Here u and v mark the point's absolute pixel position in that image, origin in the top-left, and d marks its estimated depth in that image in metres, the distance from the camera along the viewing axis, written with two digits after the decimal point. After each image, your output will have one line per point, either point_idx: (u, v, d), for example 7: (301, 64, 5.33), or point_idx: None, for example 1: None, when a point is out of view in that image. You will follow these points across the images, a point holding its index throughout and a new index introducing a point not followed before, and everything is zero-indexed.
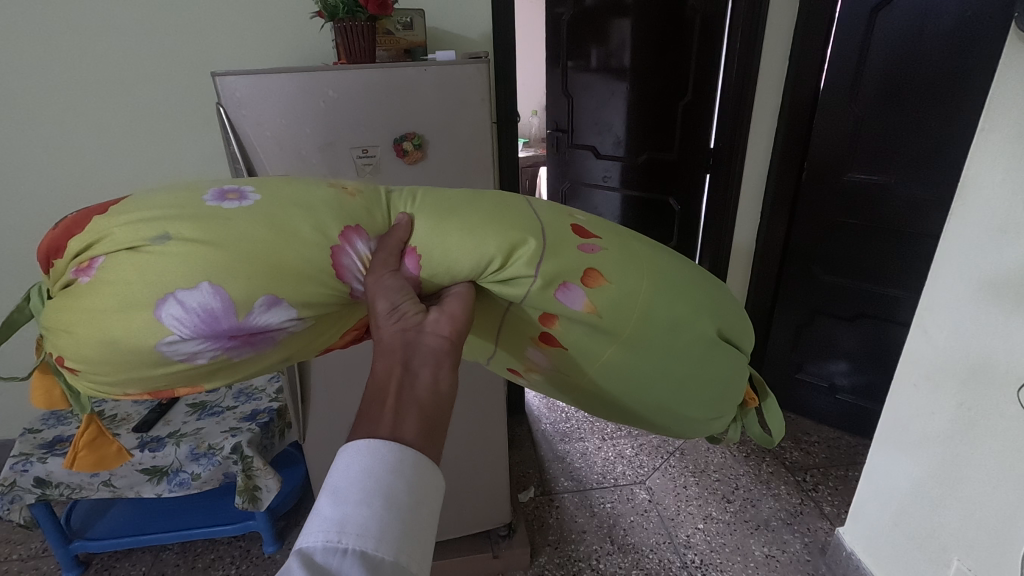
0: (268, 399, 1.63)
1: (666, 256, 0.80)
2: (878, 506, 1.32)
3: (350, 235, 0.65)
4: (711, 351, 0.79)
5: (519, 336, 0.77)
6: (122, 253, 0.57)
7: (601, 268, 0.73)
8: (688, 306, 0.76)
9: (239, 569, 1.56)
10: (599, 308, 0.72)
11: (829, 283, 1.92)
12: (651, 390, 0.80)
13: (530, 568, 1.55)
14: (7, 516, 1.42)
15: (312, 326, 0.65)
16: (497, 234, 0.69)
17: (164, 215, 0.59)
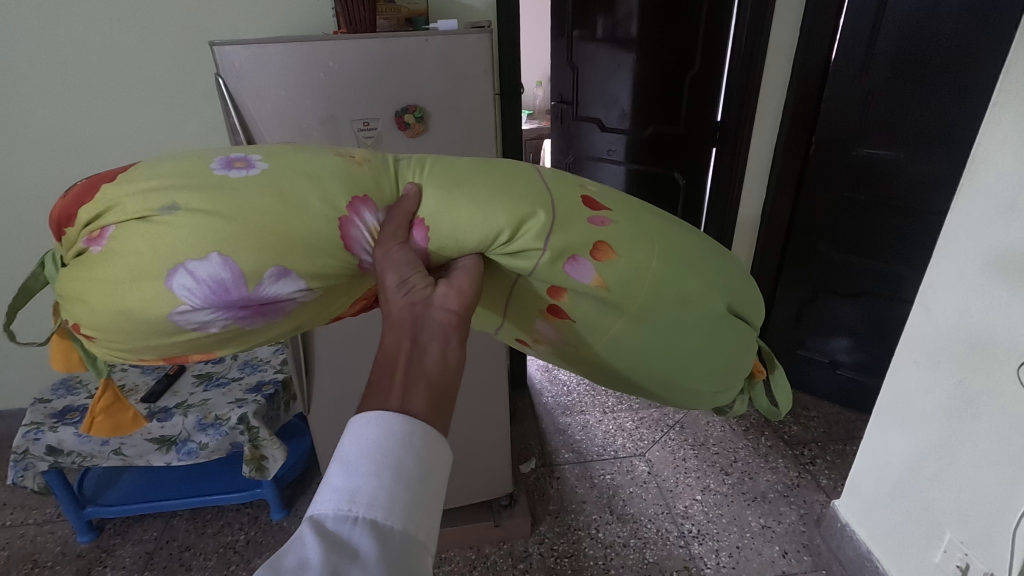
0: (273, 371, 1.65)
1: (677, 231, 0.80)
2: (873, 480, 1.34)
3: (359, 205, 0.64)
4: (719, 326, 0.79)
5: (527, 309, 0.77)
6: (131, 223, 0.57)
7: (611, 242, 0.73)
8: (696, 281, 0.76)
9: (248, 534, 1.60)
10: (609, 281, 0.72)
11: (834, 260, 1.91)
12: (659, 364, 0.80)
13: (531, 536, 1.59)
14: (21, 482, 1.45)
15: (320, 297, 0.65)
16: (507, 207, 0.68)
17: (172, 185, 0.59)
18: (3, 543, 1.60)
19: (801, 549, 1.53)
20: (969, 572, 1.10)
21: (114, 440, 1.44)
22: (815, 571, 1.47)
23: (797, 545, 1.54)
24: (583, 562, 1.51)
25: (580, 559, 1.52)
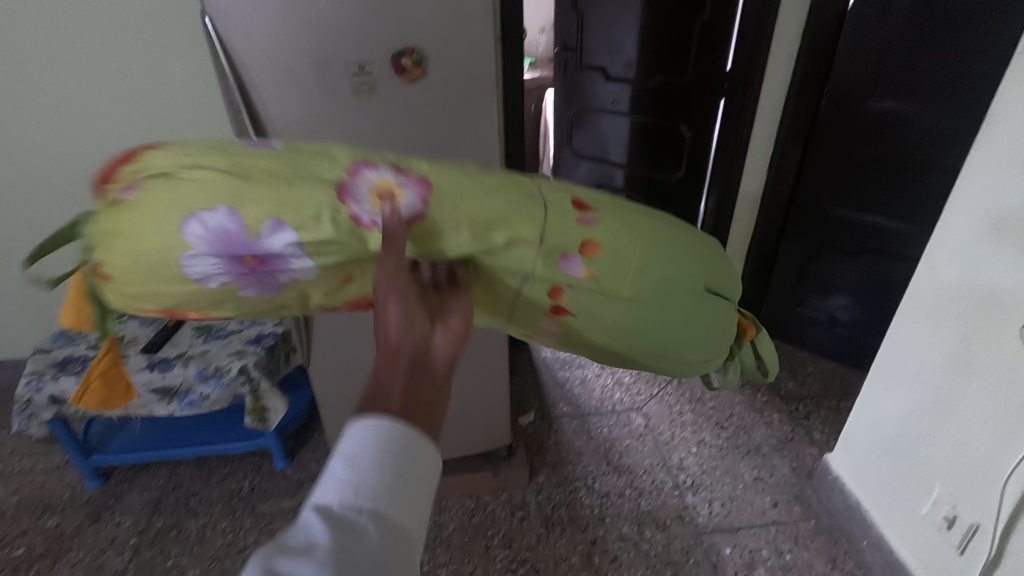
0: (272, 324, 1.64)
1: (653, 217, 0.78)
2: (866, 436, 1.36)
3: (367, 173, 0.64)
4: (704, 300, 0.79)
5: (530, 314, 0.76)
6: (146, 191, 0.60)
7: (597, 239, 0.72)
8: (680, 264, 0.76)
9: (252, 482, 1.64)
10: (597, 280, 0.73)
11: (839, 216, 1.88)
12: (657, 356, 0.80)
13: (529, 486, 1.63)
14: (26, 431, 1.47)
15: (318, 272, 0.64)
16: (485, 209, 0.67)
17: (190, 156, 0.61)
18: (14, 488, 1.64)
19: (791, 500, 1.57)
20: (956, 523, 1.13)
21: None
22: (804, 521, 1.51)
23: (788, 496, 1.58)
24: (579, 510, 1.55)
25: (577, 507, 1.56)
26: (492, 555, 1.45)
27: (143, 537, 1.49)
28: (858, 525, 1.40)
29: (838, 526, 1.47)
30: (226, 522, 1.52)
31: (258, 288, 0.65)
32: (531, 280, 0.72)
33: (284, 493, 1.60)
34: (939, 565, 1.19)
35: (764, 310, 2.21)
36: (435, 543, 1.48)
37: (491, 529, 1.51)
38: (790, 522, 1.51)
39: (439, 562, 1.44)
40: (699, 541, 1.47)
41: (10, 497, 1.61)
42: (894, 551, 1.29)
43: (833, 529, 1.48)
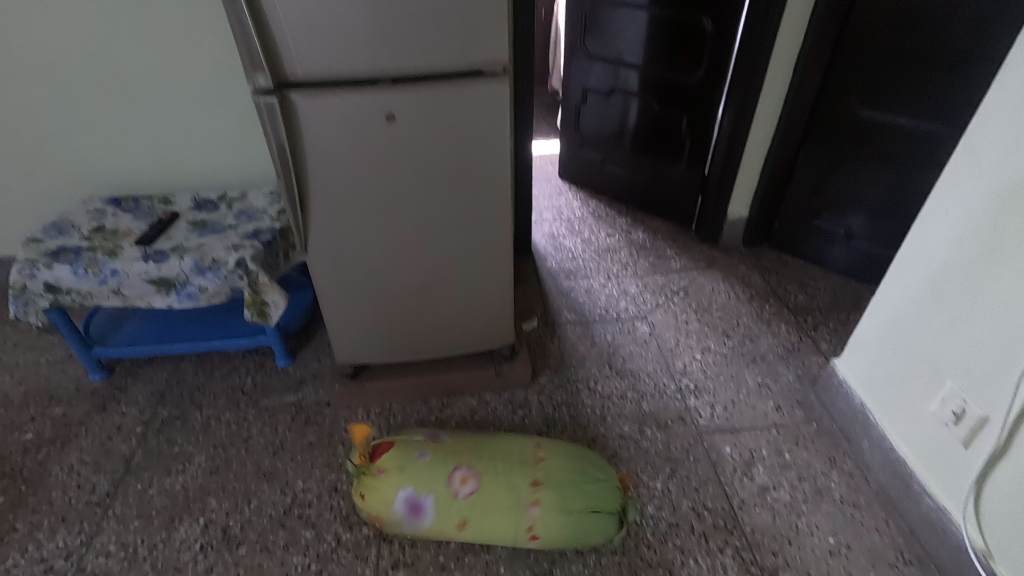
0: (269, 220, 1.59)
1: (585, 471, 1.24)
2: (878, 337, 1.32)
3: (451, 472, 1.23)
4: (610, 498, 1.22)
5: (508, 504, 1.21)
6: (384, 480, 1.22)
7: (541, 481, 1.22)
8: (593, 480, 1.24)
9: (254, 378, 1.65)
10: (545, 527, 1.18)
11: (865, 120, 1.76)
12: (571, 539, 1.19)
13: (531, 387, 1.62)
14: (25, 318, 1.47)
15: (438, 503, 1.20)
16: (490, 469, 1.24)
17: (395, 465, 1.24)
18: (19, 379, 1.65)
19: (794, 404, 1.56)
20: (963, 417, 1.11)
21: (113, 279, 1.43)
22: (806, 423, 1.51)
23: (791, 401, 1.57)
24: (580, 410, 1.55)
25: (578, 407, 1.56)
26: None
27: (149, 426, 1.51)
28: (861, 427, 1.39)
29: (839, 429, 1.47)
30: (230, 414, 1.54)
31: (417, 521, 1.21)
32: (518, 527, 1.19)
33: (287, 389, 1.61)
34: (940, 460, 1.18)
35: (778, 225, 2.13)
36: None
37: (492, 425, 1.51)
38: (792, 424, 1.51)
39: None
40: (700, 441, 1.47)
41: (16, 387, 1.63)
42: (894, 448, 1.29)
43: (834, 431, 1.48)
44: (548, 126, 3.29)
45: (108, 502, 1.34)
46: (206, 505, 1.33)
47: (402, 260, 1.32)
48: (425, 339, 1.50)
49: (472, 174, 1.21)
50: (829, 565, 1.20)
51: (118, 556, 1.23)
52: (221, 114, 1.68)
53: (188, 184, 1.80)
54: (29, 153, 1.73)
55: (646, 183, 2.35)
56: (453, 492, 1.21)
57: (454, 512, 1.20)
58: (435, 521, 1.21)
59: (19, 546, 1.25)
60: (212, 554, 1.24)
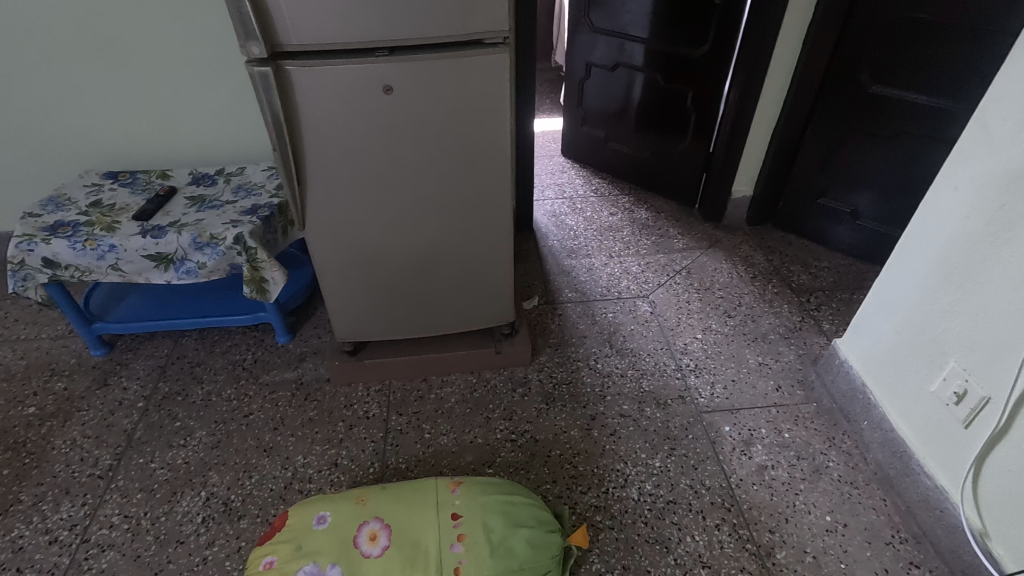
0: (268, 196, 1.57)
1: (510, 508, 1.15)
2: (882, 317, 1.31)
3: (358, 529, 1.11)
4: (542, 532, 1.13)
5: (424, 548, 1.08)
6: (281, 569, 1.06)
7: (463, 509, 1.14)
8: (522, 507, 1.16)
9: (254, 354, 1.66)
10: (472, 559, 1.07)
11: (875, 96, 1.71)
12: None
13: (530, 365, 1.63)
14: (24, 293, 1.47)
15: (347, 574, 1.05)
16: (401, 521, 1.12)
17: (290, 551, 1.08)
18: (22, 353, 1.67)
19: (794, 384, 1.56)
20: (965, 398, 1.10)
21: (111, 255, 1.42)
22: (806, 403, 1.51)
23: (791, 381, 1.57)
24: (580, 388, 1.56)
25: (578, 385, 1.56)
26: (492, 426, 1.46)
27: (151, 401, 1.52)
28: (861, 406, 1.39)
29: (839, 409, 1.47)
30: (231, 390, 1.55)
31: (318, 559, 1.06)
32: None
33: (287, 365, 1.62)
34: (940, 440, 1.18)
35: (783, 203, 2.10)
36: (436, 414, 1.49)
37: (492, 403, 1.52)
38: (792, 404, 1.50)
39: (439, 431, 1.45)
40: (699, 420, 1.47)
41: (18, 361, 1.64)
42: (894, 428, 1.29)
43: (834, 411, 1.48)
44: (551, 102, 3.24)
45: (110, 475, 1.35)
46: (208, 479, 1.34)
47: (402, 235, 1.31)
48: (425, 316, 1.49)
49: (472, 147, 1.19)
50: (826, 542, 1.21)
51: (121, 527, 1.25)
52: (218, 88, 1.66)
53: (185, 158, 1.78)
54: (22, 125, 1.70)
55: (650, 160, 2.32)
56: (360, 555, 1.07)
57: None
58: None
59: (24, 517, 1.27)
60: (214, 526, 1.25)
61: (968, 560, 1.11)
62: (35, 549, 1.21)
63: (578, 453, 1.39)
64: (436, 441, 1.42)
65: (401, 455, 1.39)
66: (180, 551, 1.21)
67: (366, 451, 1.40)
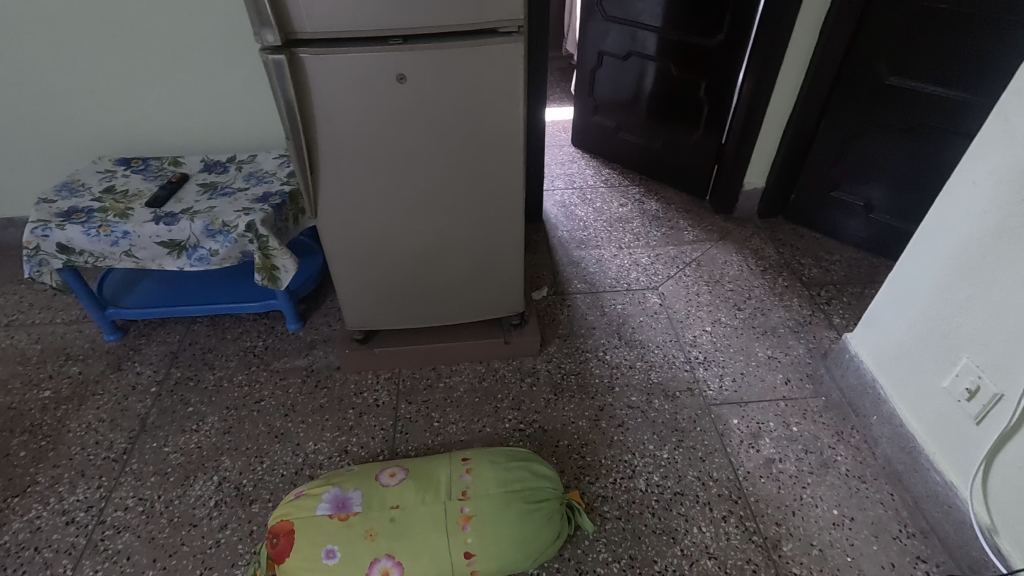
0: (279, 184, 1.57)
1: (517, 456, 1.22)
2: (894, 313, 1.30)
3: (380, 468, 1.20)
4: (548, 479, 1.18)
5: (435, 483, 1.15)
6: (308, 493, 1.14)
7: (474, 454, 1.21)
8: (531, 458, 1.22)
9: (265, 341, 1.67)
10: (479, 483, 1.14)
11: (892, 89, 1.69)
12: (498, 539, 1.08)
13: (539, 355, 1.63)
14: (39, 278, 1.48)
15: (365, 496, 1.12)
16: (417, 462, 1.21)
17: (318, 482, 1.18)
18: (37, 337, 1.69)
19: (803, 378, 1.56)
20: (977, 394, 1.10)
21: (125, 241, 1.43)
22: (815, 397, 1.50)
23: (801, 375, 1.57)
24: (589, 379, 1.56)
25: (586, 376, 1.57)
26: (501, 415, 1.47)
27: (164, 386, 1.54)
28: (871, 401, 1.39)
29: (848, 403, 1.47)
30: (242, 376, 1.57)
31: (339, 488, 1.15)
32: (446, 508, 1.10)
33: (298, 353, 1.64)
34: (951, 436, 1.17)
35: (795, 196, 2.09)
36: (445, 403, 1.50)
37: (500, 392, 1.53)
38: (800, 398, 1.50)
39: (448, 419, 1.46)
40: (707, 412, 1.47)
41: (34, 345, 1.66)
42: (903, 424, 1.28)
43: (842, 406, 1.48)
44: (562, 91, 3.21)
45: (125, 459, 1.37)
46: (220, 463, 1.36)
47: (412, 224, 1.31)
48: (434, 305, 1.50)
49: (484, 135, 1.18)
50: (832, 536, 1.21)
51: (136, 510, 1.27)
52: (229, 75, 1.65)
53: (196, 145, 1.79)
54: (35, 110, 1.71)
55: (661, 151, 2.30)
56: (379, 484, 1.15)
57: (373, 519, 1.09)
58: (348, 537, 1.06)
59: (41, 498, 1.29)
60: (226, 510, 1.27)
61: (976, 555, 1.11)
62: (52, 530, 1.23)
63: (586, 443, 1.40)
64: (445, 430, 1.43)
65: (410, 442, 1.40)
66: (193, 533, 1.23)
67: (376, 439, 1.41)
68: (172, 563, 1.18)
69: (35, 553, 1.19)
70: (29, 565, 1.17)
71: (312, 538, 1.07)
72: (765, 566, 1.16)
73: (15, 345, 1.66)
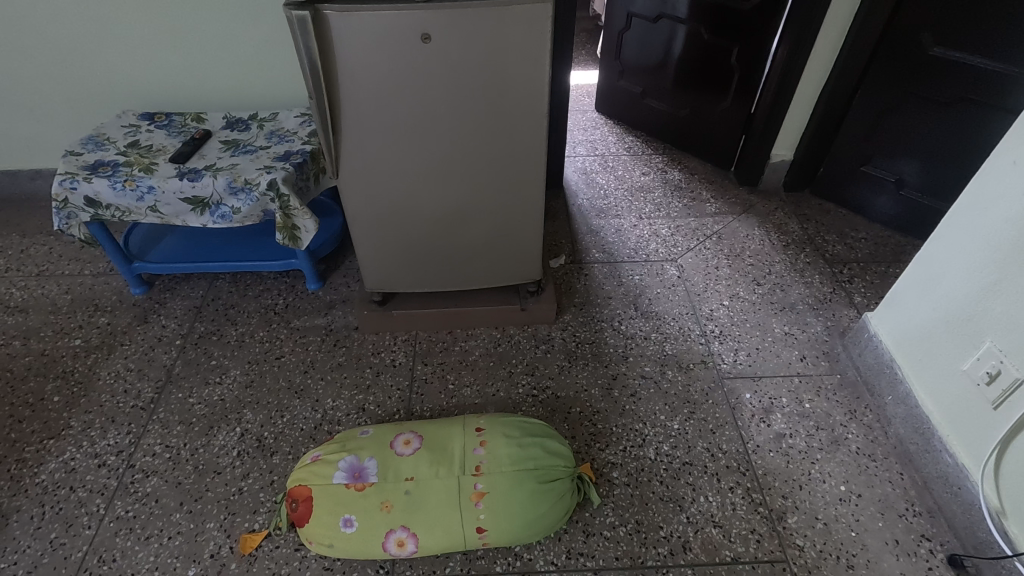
0: (300, 142, 1.57)
1: (529, 428, 1.23)
2: (917, 295, 1.28)
3: (394, 435, 1.22)
4: (561, 456, 1.19)
5: (448, 455, 1.17)
6: (324, 460, 1.18)
7: (488, 428, 1.23)
8: (543, 431, 1.24)
9: (286, 299, 1.70)
10: (492, 459, 1.16)
11: (935, 60, 1.61)
12: (511, 516, 1.11)
13: (554, 323, 1.64)
14: (68, 231, 1.51)
15: (381, 466, 1.16)
16: (432, 431, 1.23)
17: (334, 448, 1.21)
18: (66, 288, 1.74)
19: (819, 355, 1.55)
20: (998, 377, 1.09)
21: (150, 196, 1.45)
22: (830, 375, 1.50)
23: (817, 352, 1.56)
24: (603, 348, 1.57)
25: (600, 345, 1.58)
26: (514, 380, 1.49)
27: (188, 339, 1.59)
28: (886, 381, 1.38)
29: (863, 382, 1.46)
30: (263, 333, 1.61)
31: (355, 456, 1.18)
32: (459, 481, 1.13)
33: (317, 312, 1.67)
34: (966, 417, 1.17)
35: (824, 170, 2.03)
36: (460, 366, 1.53)
37: (515, 358, 1.55)
38: (815, 375, 1.50)
39: (462, 382, 1.49)
40: (720, 385, 1.48)
41: (63, 296, 1.71)
42: (918, 404, 1.28)
43: (857, 384, 1.47)
44: (588, 54, 3.13)
45: (152, 407, 1.43)
46: (242, 416, 1.41)
47: (433, 188, 1.31)
48: (451, 269, 1.51)
49: (507, 100, 1.16)
50: (838, 511, 1.23)
51: (163, 456, 1.32)
52: (250, 31, 1.64)
53: (217, 101, 1.78)
54: (59, 60, 1.71)
55: (687, 119, 2.25)
56: (395, 453, 1.18)
57: (388, 491, 1.12)
58: (364, 508, 1.11)
59: (74, 441, 1.35)
60: (248, 460, 1.32)
61: (981, 536, 1.12)
62: (86, 471, 1.30)
63: (598, 411, 1.42)
64: (459, 393, 1.46)
65: (425, 403, 1.43)
66: (217, 481, 1.28)
67: (392, 398, 1.45)
68: (197, 507, 1.23)
69: (70, 492, 1.26)
70: (64, 503, 1.24)
71: (329, 506, 1.12)
72: (769, 537, 1.19)
73: (46, 294, 1.72)
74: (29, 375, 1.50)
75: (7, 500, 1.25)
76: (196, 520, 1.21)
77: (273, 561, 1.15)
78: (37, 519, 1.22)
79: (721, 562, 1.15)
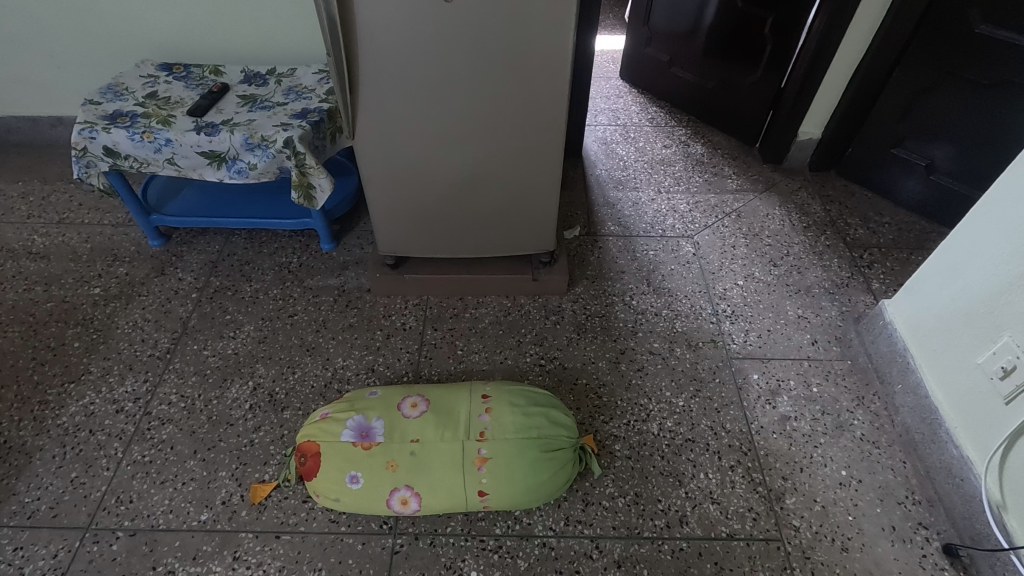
0: (318, 100, 1.55)
1: (535, 398, 1.25)
2: (938, 284, 1.25)
3: (402, 398, 1.25)
4: (564, 426, 1.21)
5: (452, 421, 1.19)
6: (333, 418, 1.21)
7: (494, 396, 1.24)
8: (546, 400, 1.25)
9: (300, 258, 1.72)
10: (496, 426, 1.18)
11: (982, 37, 1.53)
12: (511, 482, 1.13)
13: (566, 295, 1.64)
14: (87, 180, 1.53)
15: (388, 427, 1.18)
16: (439, 395, 1.25)
17: (344, 407, 1.24)
18: (86, 236, 1.76)
19: (832, 340, 1.54)
20: (1012, 373, 1.07)
21: (168, 149, 1.45)
22: (840, 360, 1.49)
23: (829, 337, 1.54)
24: (612, 323, 1.57)
25: (610, 319, 1.58)
26: (522, 349, 1.50)
27: (204, 293, 1.62)
28: (898, 371, 1.36)
29: (874, 369, 1.45)
30: (277, 290, 1.63)
31: (361, 416, 1.20)
32: (463, 445, 1.15)
33: (330, 272, 1.68)
34: (976, 412, 1.16)
35: (852, 151, 1.97)
36: (470, 332, 1.54)
37: (525, 327, 1.55)
38: (825, 359, 1.49)
39: (471, 349, 1.50)
40: (728, 365, 1.47)
41: (83, 244, 1.74)
42: (929, 396, 1.27)
43: (867, 372, 1.46)
44: (615, 18, 3.04)
45: (168, 357, 1.46)
46: (255, 370, 1.44)
47: (448, 152, 1.29)
48: (464, 235, 1.50)
49: (529, 63, 1.13)
50: (837, 495, 1.24)
51: (178, 405, 1.36)
52: None
53: (235, 53, 1.76)
54: (75, 4, 1.69)
55: (713, 91, 2.19)
56: (401, 415, 1.21)
57: (394, 451, 1.15)
58: (370, 465, 1.14)
59: (93, 386, 1.40)
60: (261, 413, 1.35)
61: (980, 528, 1.12)
62: (105, 416, 1.34)
63: (604, 384, 1.43)
64: (468, 358, 1.48)
65: (433, 367, 1.45)
66: (230, 431, 1.32)
67: (401, 360, 1.47)
68: (210, 456, 1.28)
69: (90, 434, 1.31)
70: (84, 445, 1.29)
71: (335, 464, 1.15)
72: (765, 515, 1.20)
73: (66, 242, 1.74)
74: (50, 320, 1.54)
75: (30, 438, 1.30)
76: (208, 468, 1.26)
77: (282, 511, 1.19)
78: (59, 458, 1.27)
79: (717, 538, 1.17)
